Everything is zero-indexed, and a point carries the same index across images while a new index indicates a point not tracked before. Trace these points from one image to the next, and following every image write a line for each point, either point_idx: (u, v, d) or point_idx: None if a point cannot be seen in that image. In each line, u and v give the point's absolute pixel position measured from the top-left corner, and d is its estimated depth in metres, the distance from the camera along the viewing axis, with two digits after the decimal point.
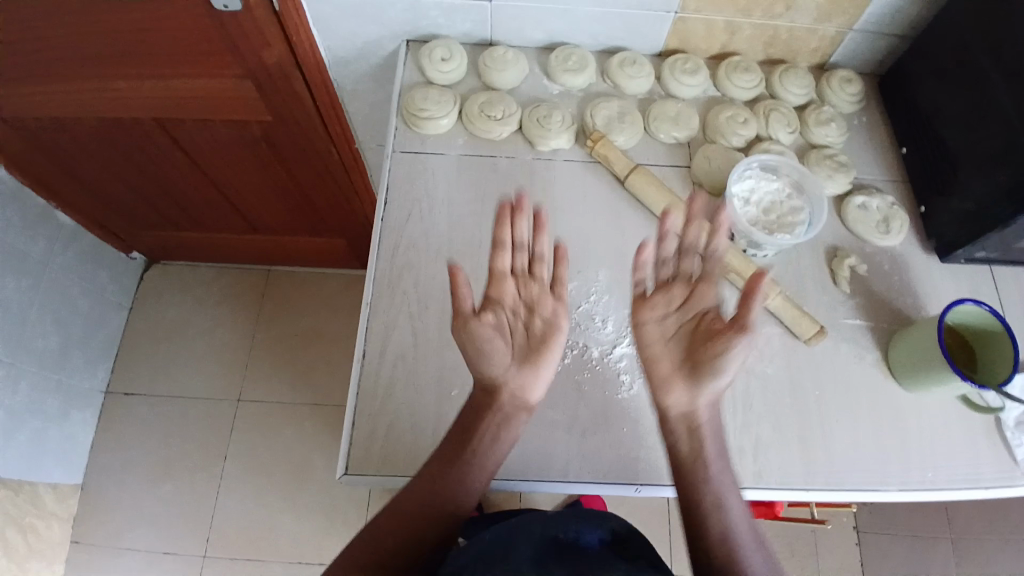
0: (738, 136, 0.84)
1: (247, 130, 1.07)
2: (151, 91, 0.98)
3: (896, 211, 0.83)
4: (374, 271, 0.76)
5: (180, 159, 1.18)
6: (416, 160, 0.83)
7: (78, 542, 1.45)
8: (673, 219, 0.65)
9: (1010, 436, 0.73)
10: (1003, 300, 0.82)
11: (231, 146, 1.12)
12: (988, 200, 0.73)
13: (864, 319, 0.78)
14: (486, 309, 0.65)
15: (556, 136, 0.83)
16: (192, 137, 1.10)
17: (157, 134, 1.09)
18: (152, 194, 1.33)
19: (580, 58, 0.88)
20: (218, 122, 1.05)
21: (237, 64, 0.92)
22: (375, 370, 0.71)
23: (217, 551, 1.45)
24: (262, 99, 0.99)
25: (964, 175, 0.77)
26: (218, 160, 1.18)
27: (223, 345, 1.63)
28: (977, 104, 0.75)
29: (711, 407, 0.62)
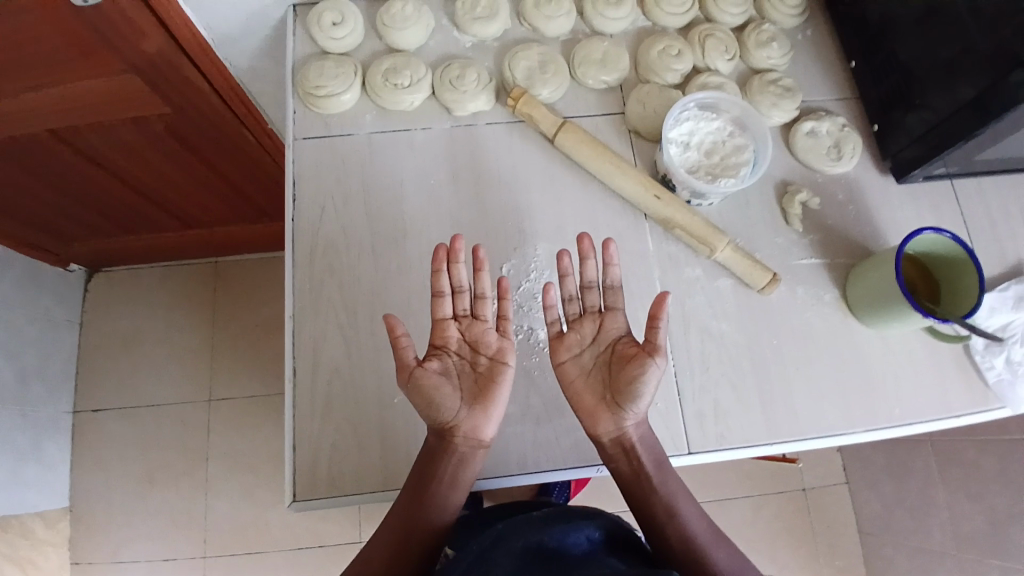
0: (673, 72, 0.76)
1: (149, 128, 0.93)
2: (31, 106, 0.84)
3: (847, 134, 0.77)
4: (293, 281, 0.70)
5: (82, 170, 1.03)
6: (324, 147, 0.74)
7: (79, 564, 1.32)
8: (569, 257, 0.63)
9: (979, 360, 0.71)
10: (963, 215, 0.78)
11: (136, 147, 0.98)
12: (946, 116, 0.67)
13: (820, 258, 0.73)
14: (430, 357, 0.60)
15: (473, 99, 0.74)
16: (89, 143, 0.95)
17: (57, 150, 0.95)
18: (65, 209, 1.17)
19: (490, 2, 0.78)
20: (112, 123, 0.90)
21: (117, 61, 0.77)
22: (310, 388, 0.67)
23: (217, 552, 1.33)
24: (157, 94, 0.85)
25: (919, 88, 0.71)
26: (125, 163, 1.03)
27: (185, 347, 1.46)
28: (932, 4, 0.68)
29: (640, 428, 0.60)
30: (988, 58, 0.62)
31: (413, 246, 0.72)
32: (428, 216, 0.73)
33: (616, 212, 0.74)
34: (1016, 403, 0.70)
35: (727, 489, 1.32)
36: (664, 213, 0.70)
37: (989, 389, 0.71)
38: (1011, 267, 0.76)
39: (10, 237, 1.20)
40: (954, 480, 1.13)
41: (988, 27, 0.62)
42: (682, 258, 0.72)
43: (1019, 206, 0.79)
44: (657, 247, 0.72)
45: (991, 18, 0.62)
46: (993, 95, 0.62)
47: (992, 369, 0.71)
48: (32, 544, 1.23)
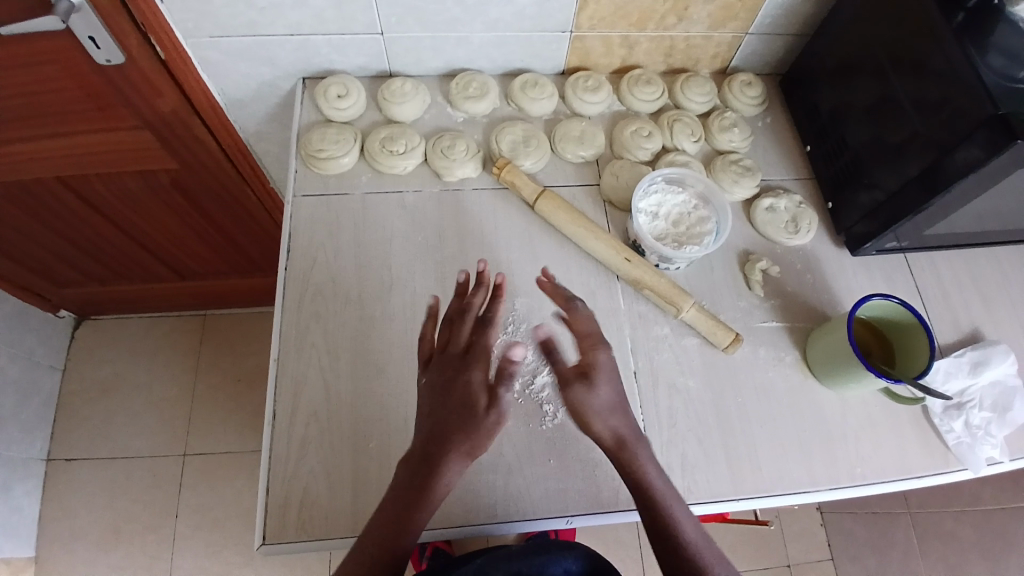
0: (643, 150, 0.84)
1: (155, 180, 0.99)
2: (51, 153, 0.90)
3: (803, 211, 0.84)
4: (279, 327, 0.73)
5: (88, 215, 1.07)
6: (320, 204, 0.80)
7: None
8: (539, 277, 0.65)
9: (937, 422, 0.75)
10: (917, 283, 0.85)
11: (141, 197, 1.04)
12: (896, 187, 0.74)
13: (780, 321, 0.78)
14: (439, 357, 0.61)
15: (461, 166, 0.81)
16: (98, 190, 1.00)
17: (63, 195, 1.00)
18: (67, 253, 1.21)
19: (480, 84, 0.87)
20: (121, 173, 0.96)
21: (131, 114, 0.85)
22: (287, 430, 0.69)
23: None
24: (165, 147, 0.92)
25: (867, 166, 0.79)
26: (130, 211, 1.08)
27: (166, 397, 1.45)
28: (877, 94, 0.77)
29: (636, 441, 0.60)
30: (928, 137, 0.69)
31: (398, 296, 0.76)
32: (414, 271, 0.77)
33: (590, 272, 0.79)
34: (977, 465, 0.73)
35: None
36: (634, 275, 0.75)
37: (950, 451, 0.74)
38: (965, 334, 0.82)
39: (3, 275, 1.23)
40: None
41: (923, 111, 0.70)
42: (651, 317, 0.77)
43: (965, 279, 0.86)
44: (628, 305, 0.77)
45: (924, 103, 0.70)
46: (936, 170, 0.69)
47: (951, 432, 0.75)
48: None
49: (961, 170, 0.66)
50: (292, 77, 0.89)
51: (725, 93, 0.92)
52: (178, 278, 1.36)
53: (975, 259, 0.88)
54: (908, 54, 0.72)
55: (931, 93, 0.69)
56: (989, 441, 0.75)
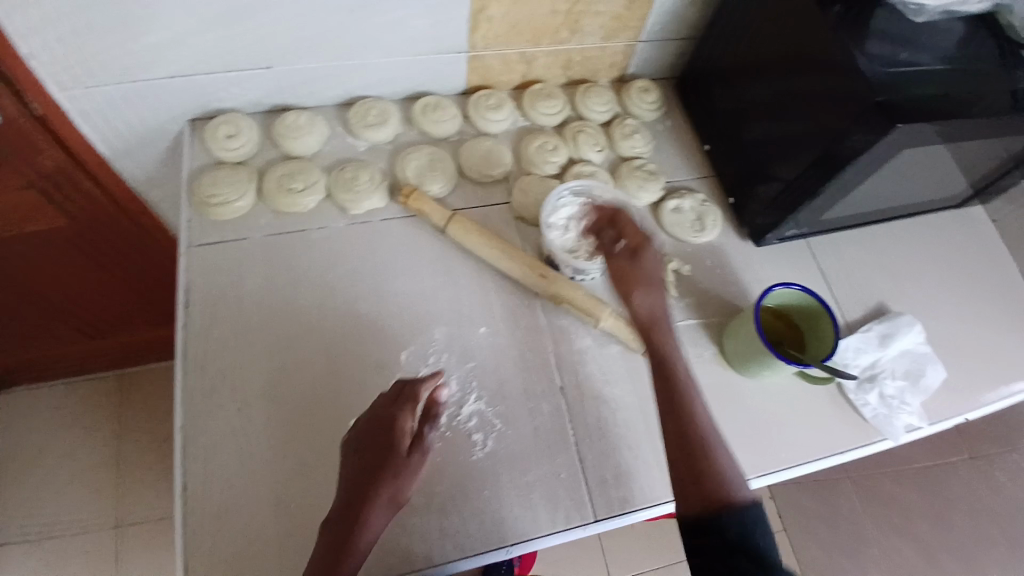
0: (550, 164, 0.85)
1: (45, 243, 0.90)
2: None
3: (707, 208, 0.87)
4: (182, 389, 0.69)
5: None
6: (218, 251, 0.76)
7: None
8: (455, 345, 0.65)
9: (854, 398, 0.79)
10: (821, 266, 0.89)
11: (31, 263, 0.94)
12: (793, 176, 0.78)
13: (698, 318, 0.80)
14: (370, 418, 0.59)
15: (367, 198, 0.79)
16: None
17: None
18: None
19: (380, 111, 0.85)
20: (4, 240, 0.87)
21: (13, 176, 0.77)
22: (201, 497, 0.64)
23: None
24: (53, 207, 0.84)
25: (765, 158, 0.83)
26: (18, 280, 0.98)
27: (88, 467, 1.29)
28: (766, 89, 0.80)
29: None
30: (817, 125, 0.73)
31: (311, 340, 0.73)
32: (326, 311, 0.75)
33: (509, 292, 0.78)
34: (896, 435, 0.77)
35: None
36: (551, 291, 0.75)
37: (869, 424, 0.78)
38: (869, 311, 0.87)
39: None
40: None
41: (809, 102, 0.74)
42: (573, 329, 0.77)
43: (864, 258, 0.91)
44: (550, 321, 0.77)
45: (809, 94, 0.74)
46: (828, 157, 0.72)
47: (868, 405, 0.78)
48: None
49: (851, 154, 0.70)
50: (180, 119, 0.83)
51: (624, 101, 0.94)
52: (89, 338, 1.23)
53: (871, 238, 0.93)
54: (789, 50, 0.76)
55: (814, 84, 0.73)
56: (904, 410, 0.79)
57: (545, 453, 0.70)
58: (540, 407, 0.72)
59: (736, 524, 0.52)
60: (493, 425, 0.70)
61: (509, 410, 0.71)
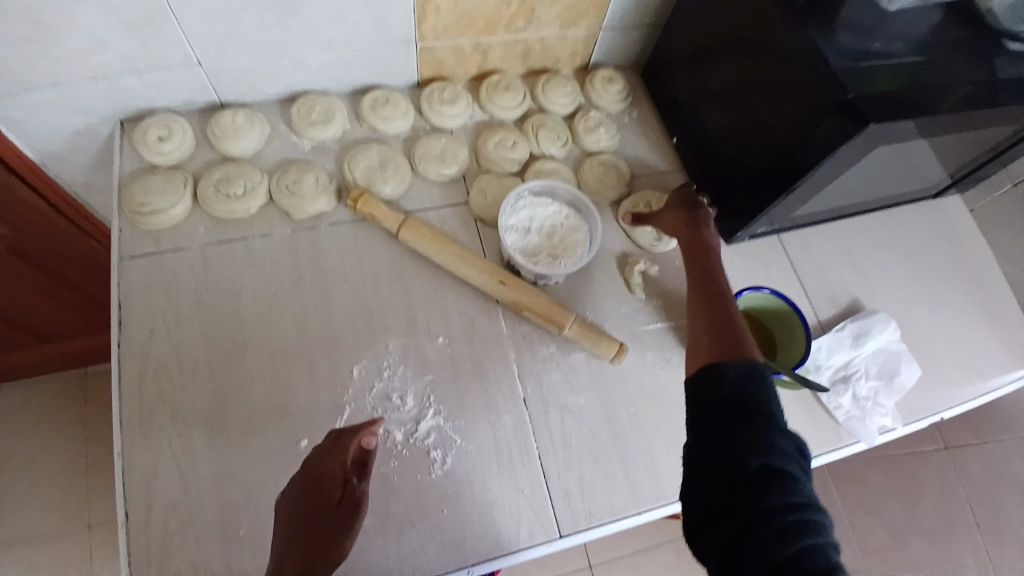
0: (510, 161, 0.80)
1: None
2: None
3: None
4: (119, 412, 0.64)
5: None
6: (154, 264, 0.70)
7: None
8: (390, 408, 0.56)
9: (825, 400, 0.77)
10: (790, 262, 0.86)
11: None
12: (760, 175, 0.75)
13: (665, 321, 0.77)
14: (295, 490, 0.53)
15: (313, 202, 0.74)
16: None
17: None
18: None
19: (325, 107, 0.79)
20: None
21: None
22: (143, 532, 0.60)
23: None
24: None
25: (731, 154, 0.79)
26: None
27: (56, 473, 1.15)
28: (729, 81, 0.77)
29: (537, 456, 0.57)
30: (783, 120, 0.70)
31: (255, 357, 0.68)
32: (273, 323, 0.70)
33: (468, 299, 0.74)
34: (869, 437, 0.76)
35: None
36: (511, 297, 0.71)
37: (842, 427, 0.77)
38: (840, 308, 0.85)
39: None
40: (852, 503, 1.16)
41: (772, 96, 0.71)
42: (535, 337, 0.73)
43: (835, 252, 0.89)
44: (511, 329, 0.73)
45: (770, 87, 0.71)
46: (795, 153, 0.69)
47: (840, 407, 0.77)
48: None
49: (817, 151, 0.66)
50: (109, 121, 0.76)
51: (587, 91, 0.90)
52: (42, 342, 1.09)
53: (841, 230, 0.91)
54: (750, 40, 0.72)
55: (775, 77, 0.70)
56: (878, 411, 0.77)
57: (507, 468, 0.67)
58: (501, 421, 0.69)
59: (739, 376, 0.50)
60: (452, 441, 0.67)
61: (469, 425, 0.68)
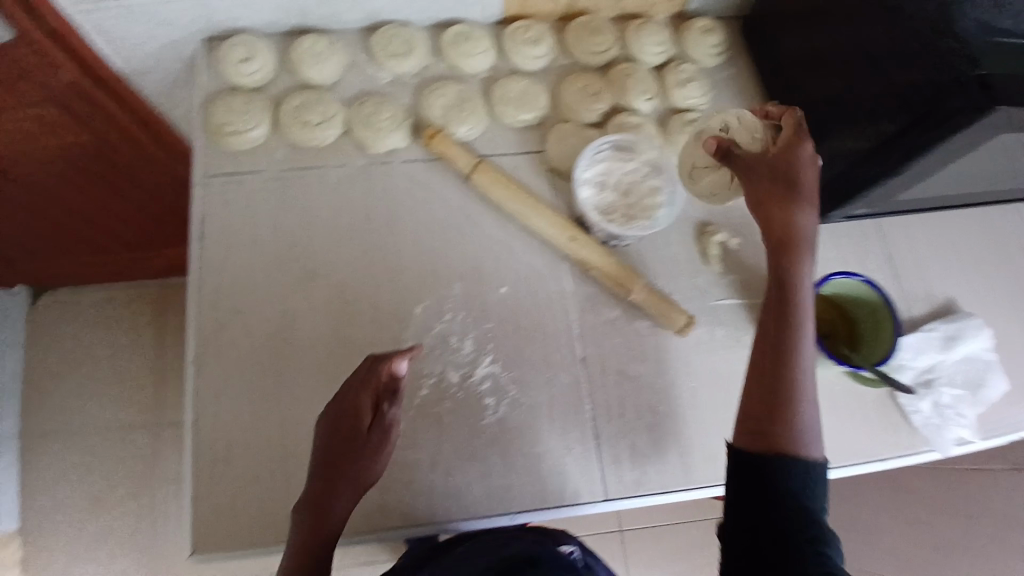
0: (592, 111, 0.76)
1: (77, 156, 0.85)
2: None
3: None
4: (193, 323, 0.67)
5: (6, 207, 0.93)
6: (231, 186, 0.71)
7: None
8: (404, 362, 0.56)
9: (903, 404, 0.72)
10: (886, 248, 0.79)
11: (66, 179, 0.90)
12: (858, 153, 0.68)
13: (739, 298, 0.73)
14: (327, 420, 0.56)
15: (387, 136, 0.73)
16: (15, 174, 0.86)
17: None
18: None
19: (405, 39, 0.76)
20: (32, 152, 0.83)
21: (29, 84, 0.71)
22: (210, 439, 0.63)
23: None
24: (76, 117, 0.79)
25: (832, 125, 0.72)
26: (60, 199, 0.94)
27: (134, 371, 1.24)
28: (839, 43, 0.69)
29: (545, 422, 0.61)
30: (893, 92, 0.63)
31: (322, 287, 0.69)
32: (338, 255, 0.70)
33: (535, 252, 0.72)
34: (945, 448, 0.71)
35: (683, 550, 1.21)
36: (580, 254, 0.69)
37: (917, 433, 0.71)
38: (932, 306, 0.78)
39: None
40: None
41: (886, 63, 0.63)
42: (600, 299, 0.71)
43: (936, 244, 0.81)
44: (576, 288, 0.71)
45: (885, 53, 0.63)
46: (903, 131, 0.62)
47: (918, 412, 0.71)
48: None
49: (931, 130, 0.60)
50: (193, 39, 0.76)
51: (681, 41, 0.83)
52: (123, 250, 1.16)
53: (949, 220, 0.82)
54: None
55: (891, 43, 0.62)
56: (958, 422, 0.72)
57: (559, 425, 0.66)
58: (557, 378, 0.68)
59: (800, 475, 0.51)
60: (506, 391, 0.67)
61: (524, 378, 0.67)
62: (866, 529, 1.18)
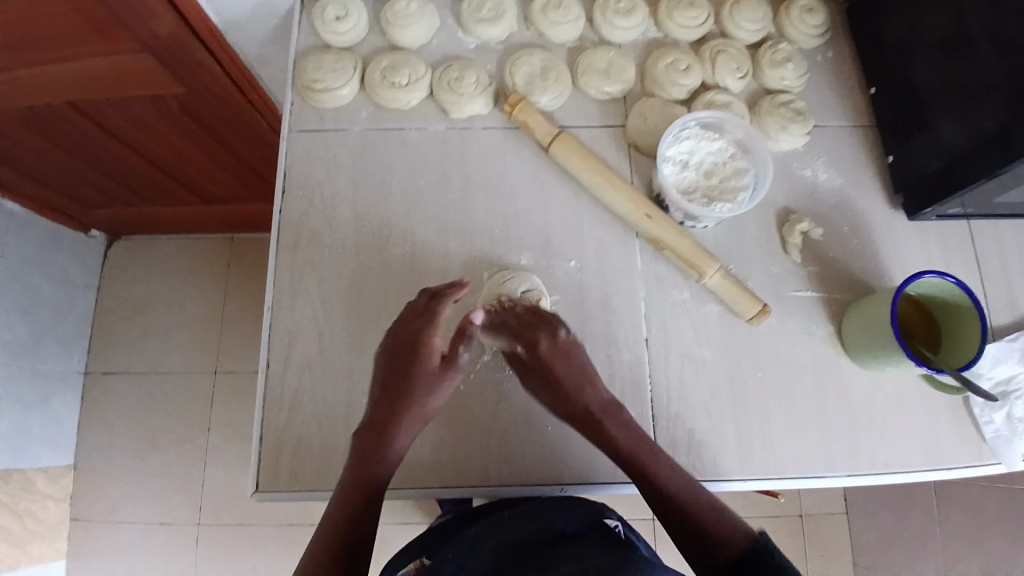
0: (679, 88, 0.74)
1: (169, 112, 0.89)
2: (61, 82, 0.81)
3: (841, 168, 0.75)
4: (274, 269, 0.70)
5: (107, 151, 0.99)
6: (316, 140, 0.74)
7: (79, 520, 1.21)
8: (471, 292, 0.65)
9: (978, 414, 0.68)
10: (978, 254, 0.74)
11: (160, 131, 0.94)
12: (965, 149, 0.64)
13: (815, 291, 0.70)
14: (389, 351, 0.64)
15: (470, 101, 0.73)
16: (117, 122, 0.91)
17: (85, 129, 0.92)
18: (91, 191, 1.13)
19: (496, 4, 0.76)
20: (132, 104, 0.86)
21: (132, 41, 0.73)
22: (281, 380, 0.66)
23: (209, 521, 1.21)
24: (172, 75, 0.81)
25: (936, 119, 0.68)
26: (155, 148, 1.00)
27: (196, 319, 1.31)
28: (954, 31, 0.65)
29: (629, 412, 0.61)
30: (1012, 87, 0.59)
31: (396, 245, 0.71)
32: (413, 217, 0.72)
33: (607, 228, 0.71)
34: (1012, 461, 0.67)
35: None
36: (653, 233, 0.68)
37: (984, 443, 0.68)
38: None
39: (34, 199, 1.11)
40: None
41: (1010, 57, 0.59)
42: (668, 280, 0.70)
43: None
44: (645, 267, 0.70)
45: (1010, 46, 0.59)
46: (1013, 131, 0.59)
47: (990, 424, 0.67)
48: (32, 497, 1.13)
49: None
50: None
51: (780, 20, 0.79)
52: (201, 202, 1.21)
53: None
54: None
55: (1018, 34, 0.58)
56: None
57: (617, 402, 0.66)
58: (618, 355, 0.68)
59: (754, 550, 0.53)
60: None
61: (585, 352, 0.68)
62: None
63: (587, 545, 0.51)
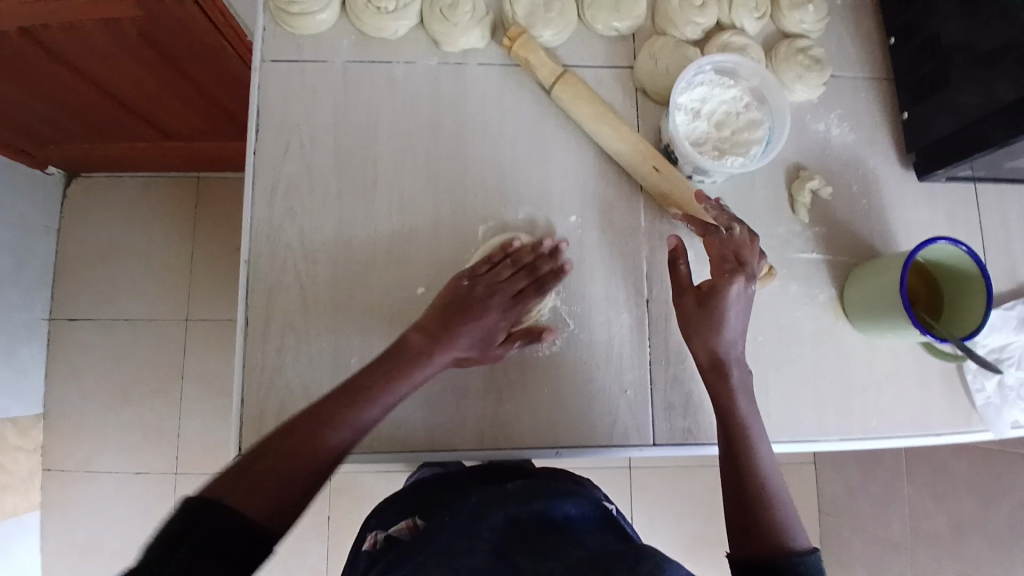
0: (693, 28, 0.68)
1: (126, 38, 0.79)
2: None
3: (854, 123, 0.72)
4: (249, 219, 0.64)
5: (59, 84, 0.89)
6: (293, 73, 0.66)
7: (50, 470, 1.18)
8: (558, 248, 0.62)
9: (969, 381, 0.68)
10: (984, 219, 0.72)
11: (117, 60, 0.84)
12: (978, 113, 0.61)
13: (821, 253, 0.68)
14: (476, 271, 0.59)
15: (465, 34, 0.66)
16: (69, 50, 0.81)
17: (31, 58, 0.82)
18: (44, 126, 1.03)
19: None
20: (82, 28, 0.76)
21: None
22: (261, 340, 0.62)
23: (187, 471, 1.19)
24: None
25: (953, 77, 0.64)
26: (113, 80, 0.89)
27: (166, 263, 1.24)
28: None
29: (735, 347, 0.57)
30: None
31: (383, 194, 0.65)
32: (402, 163, 0.66)
33: (611, 182, 0.67)
34: (999, 428, 0.68)
35: (694, 496, 1.22)
36: (660, 189, 0.64)
37: (975, 410, 0.68)
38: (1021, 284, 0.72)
39: None
40: (921, 481, 1.09)
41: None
42: (673, 239, 0.67)
43: None
44: (650, 224, 0.67)
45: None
46: None
47: (982, 391, 0.68)
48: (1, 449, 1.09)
49: None
50: None
51: None
52: (164, 138, 1.11)
53: None
54: None
55: None
56: (1019, 405, 0.68)
57: (614, 365, 0.64)
58: (618, 317, 0.65)
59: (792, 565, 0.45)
60: (564, 325, 0.64)
61: (584, 313, 0.65)
62: (879, 495, 1.18)
63: (593, 535, 0.49)
